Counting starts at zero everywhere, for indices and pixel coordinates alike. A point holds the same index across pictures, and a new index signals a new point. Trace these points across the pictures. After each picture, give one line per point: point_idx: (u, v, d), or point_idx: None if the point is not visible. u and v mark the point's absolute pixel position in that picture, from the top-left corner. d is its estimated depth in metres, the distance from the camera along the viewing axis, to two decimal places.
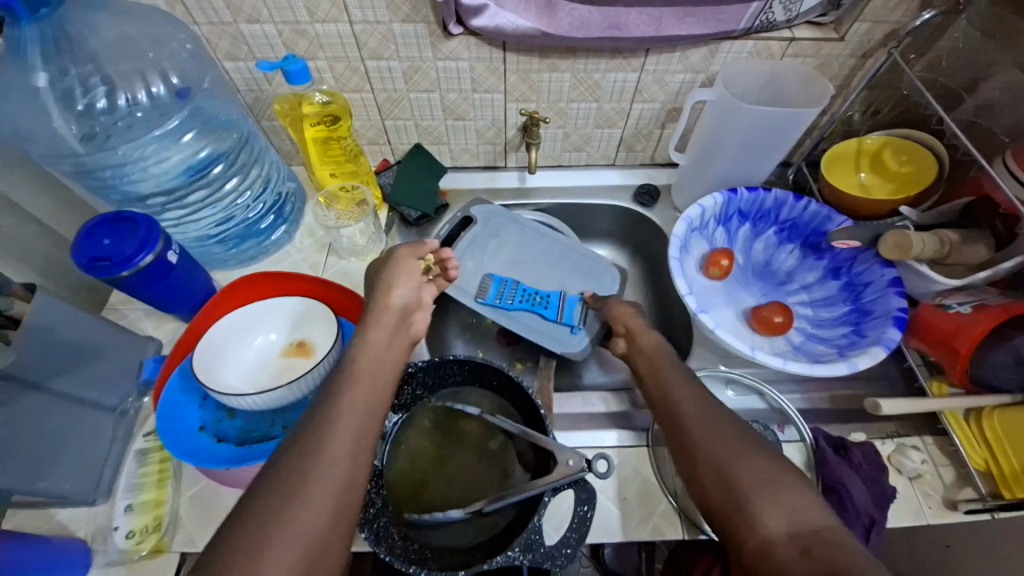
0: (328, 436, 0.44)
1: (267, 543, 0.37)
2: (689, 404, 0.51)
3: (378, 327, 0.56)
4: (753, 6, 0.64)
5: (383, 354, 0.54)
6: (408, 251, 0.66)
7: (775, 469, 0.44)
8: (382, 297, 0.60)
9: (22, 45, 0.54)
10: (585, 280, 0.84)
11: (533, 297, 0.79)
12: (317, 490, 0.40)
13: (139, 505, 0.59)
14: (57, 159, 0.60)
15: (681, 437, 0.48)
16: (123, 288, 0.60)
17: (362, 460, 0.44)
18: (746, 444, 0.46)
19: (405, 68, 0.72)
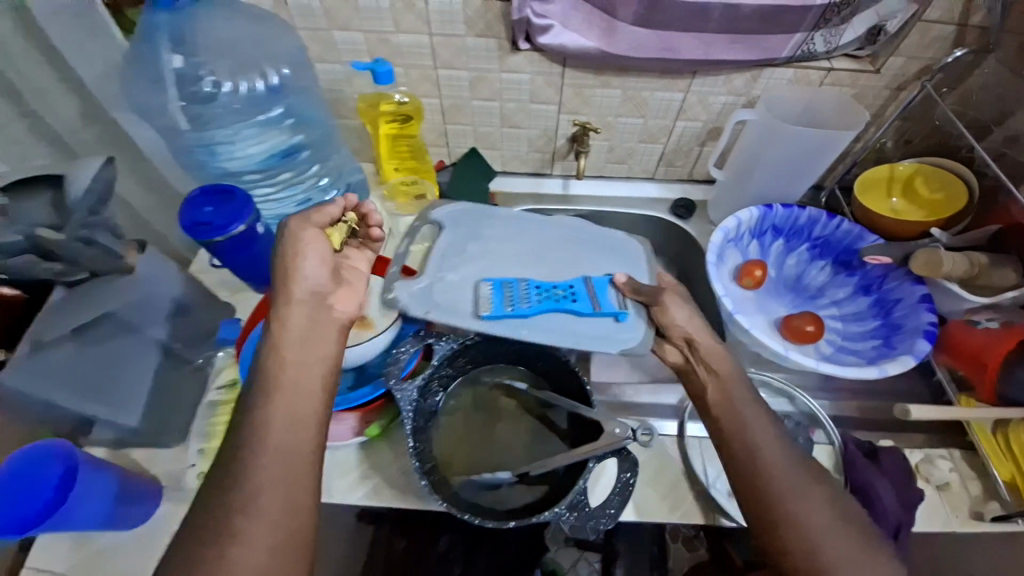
0: (257, 468, 0.44)
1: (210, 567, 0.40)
2: (769, 456, 0.50)
3: (289, 319, 0.53)
4: (797, 37, 0.71)
5: (298, 352, 0.52)
6: (298, 222, 0.57)
7: (857, 543, 0.46)
8: (285, 285, 0.54)
9: (155, 33, 0.64)
10: (610, 257, 0.73)
11: (553, 293, 0.65)
12: (249, 525, 0.42)
13: (208, 450, 0.65)
14: (175, 133, 0.71)
15: (760, 494, 0.49)
16: (213, 252, 0.68)
17: (299, 483, 0.45)
18: (829, 515, 0.47)
19: (472, 78, 0.80)
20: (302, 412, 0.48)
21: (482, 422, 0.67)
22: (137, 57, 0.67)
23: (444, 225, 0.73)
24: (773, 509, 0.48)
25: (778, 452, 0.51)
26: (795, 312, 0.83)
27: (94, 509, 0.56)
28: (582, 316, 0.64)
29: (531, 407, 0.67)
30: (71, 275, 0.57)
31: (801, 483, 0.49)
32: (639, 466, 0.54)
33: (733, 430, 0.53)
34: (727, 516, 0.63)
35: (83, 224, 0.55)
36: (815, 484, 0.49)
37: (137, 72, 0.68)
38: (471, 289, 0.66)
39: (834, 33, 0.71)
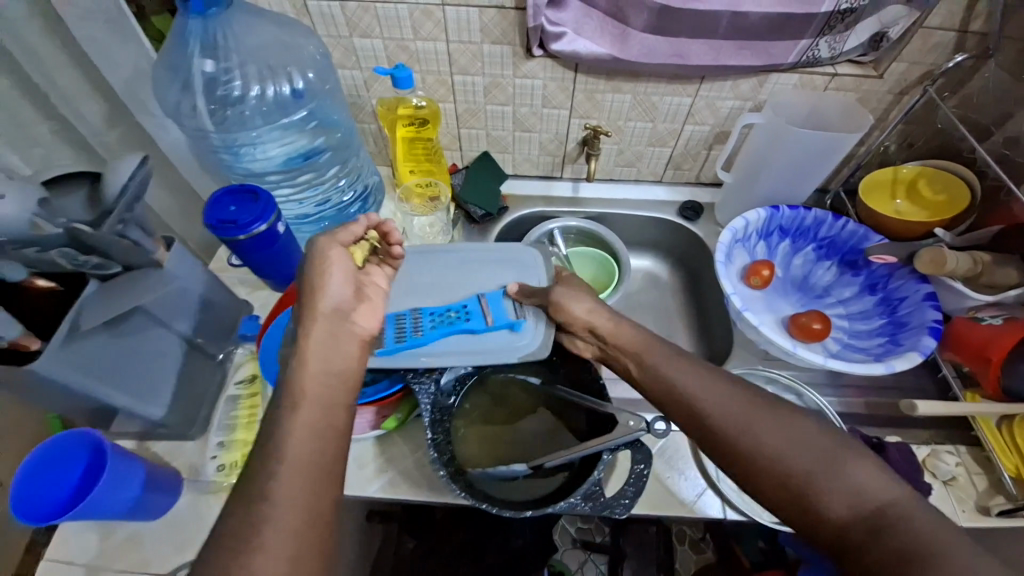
0: (278, 475, 0.43)
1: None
2: (710, 400, 0.51)
3: (313, 336, 0.53)
4: (802, 43, 0.73)
5: (322, 364, 0.52)
6: (326, 242, 0.57)
7: (828, 454, 0.46)
8: (310, 301, 0.55)
9: (187, 36, 0.66)
10: (501, 268, 0.74)
11: (447, 318, 0.67)
12: (271, 535, 0.41)
13: (229, 442, 0.67)
14: (203, 134, 0.73)
15: (713, 437, 0.50)
16: (235, 249, 0.70)
17: (320, 488, 0.44)
18: (776, 423, 0.48)
19: (487, 84, 0.82)
20: (321, 421, 0.48)
21: (498, 416, 0.68)
22: (167, 58, 0.68)
23: None
24: (739, 450, 0.48)
25: (720, 393, 0.51)
26: (802, 311, 0.85)
27: (127, 496, 0.58)
28: (479, 334, 0.67)
29: (546, 402, 0.69)
30: (103, 269, 0.57)
31: (756, 412, 0.49)
32: (652, 457, 0.54)
33: (665, 379, 0.55)
34: (732, 506, 0.64)
35: (120, 219, 0.54)
36: (768, 411, 0.49)
37: (166, 74, 0.69)
38: None
39: (838, 39, 0.73)
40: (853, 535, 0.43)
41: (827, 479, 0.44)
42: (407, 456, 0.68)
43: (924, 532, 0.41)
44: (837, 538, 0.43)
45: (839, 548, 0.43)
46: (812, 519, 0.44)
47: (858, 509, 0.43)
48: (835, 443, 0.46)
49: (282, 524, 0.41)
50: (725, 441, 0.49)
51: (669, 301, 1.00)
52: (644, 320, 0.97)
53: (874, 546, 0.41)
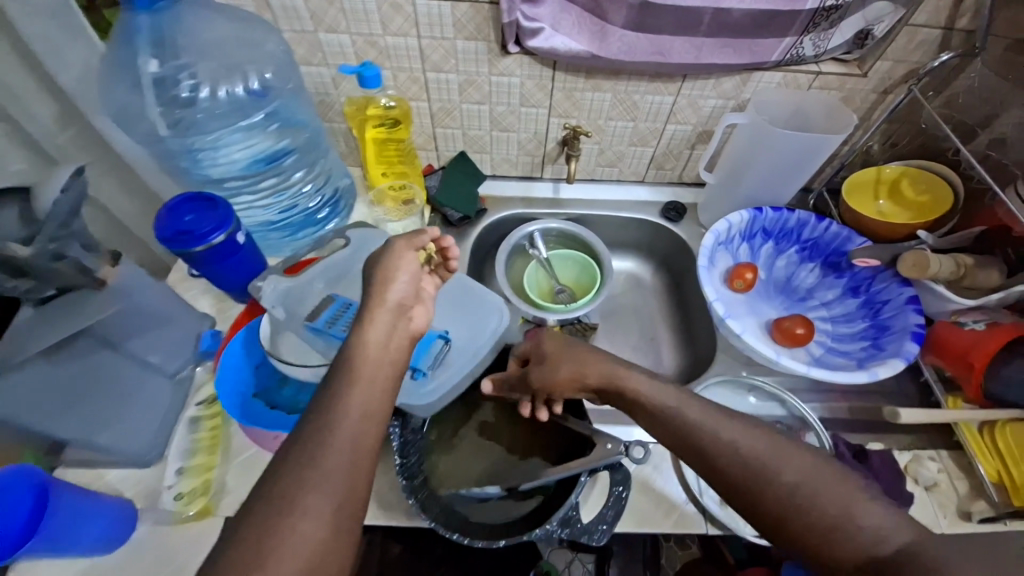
0: (326, 442, 0.42)
1: (273, 544, 0.37)
2: (714, 434, 0.47)
3: (373, 325, 0.51)
4: (786, 41, 0.71)
5: (382, 352, 0.50)
6: (402, 244, 0.57)
7: (843, 495, 0.42)
8: (377, 292, 0.53)
9: (136, 34, 0.61)
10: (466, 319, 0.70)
11: None
12: (313, 499, 0.39)
13: (189, 468, 0.63)
14: (155, 139, 0.68)
15: (714, 474, 0.47)
16: (193, 261, 0.66)
17: (362, 466, 0.42)
18: (781, 455, 0.45)
19: (462, 81, 0.78)
20: (371, 404, 0.45)
21: (472, 436, 0.66)
22: (113, 56, 0.63)
23: (347, 242, 0.74)
24: (749, 488, 0.44)
25: (724, 425, 0.48)
26: (786, 315, 0.83)
27: (89, 534, 0.56)
28: None
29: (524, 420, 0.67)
30: (35, 292, 0.51)
31: (763, 448, 0.46)
32: (631, 479, 0.54)
33: (661, 411, 0.51)
34: (714, 523, 0.62)
35: (53, 238, 0.49)
36: (776, 445, 0.46)
37: (113, 73, 0.64)
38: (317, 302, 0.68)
39: (823, 37, 0.71)
40: None
41: (841, 522, 0.41)
42: (381, 476, 0.65)
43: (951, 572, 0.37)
44: None
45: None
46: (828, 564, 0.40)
47: (879, 551, 0.39)
48: (842, 477, 0.43)
49: (329, 491, 0.40)
50: (733, 477, 0.45)
51: (651, 303, 0.98)
52: (627, 323, 0.95)
53: None
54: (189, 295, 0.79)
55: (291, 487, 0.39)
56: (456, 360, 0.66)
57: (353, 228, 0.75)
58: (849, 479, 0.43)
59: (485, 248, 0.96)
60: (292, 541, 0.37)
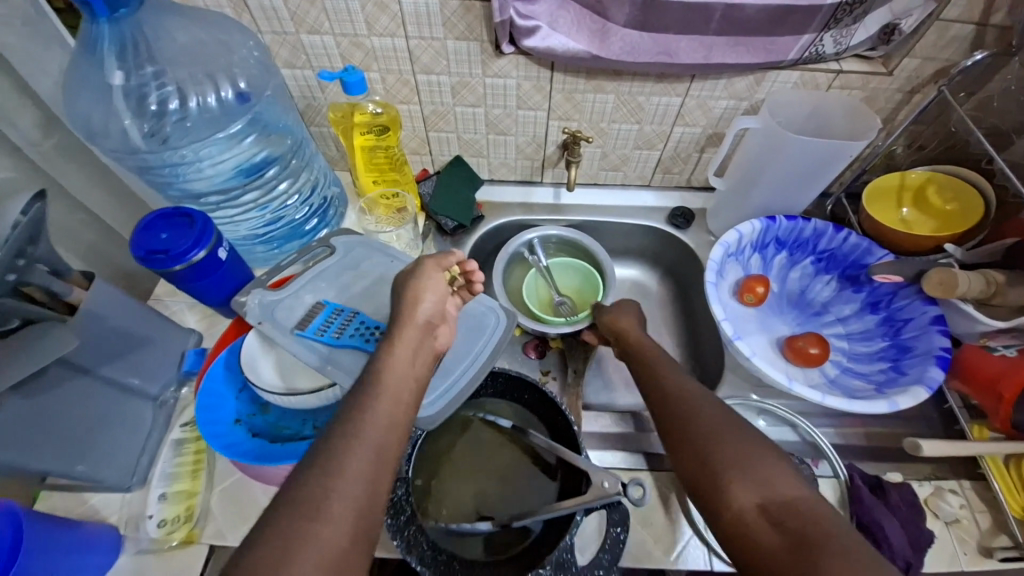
0: (350, 452, 0.44)
1: (298, 548, 0.38)
2: (680, 393, 0.55)
3: (402, 342, 0.53)
4: (805, 38, 0.65)
5: (408, 371, 0.52)
6: (432, 265, 0.61)
7: (761, 457, 0.46)
8: (407, 311, 0.56)
9: (98, 45, 0.57)
10: (463, 323, 0.66)
11: (368, 333, 0.61)
12: (339, 509, 0.41)
13: (172, 494, 0.62)
14: (121, 154, 0.64)
15: (663, 423, 0.54)
16: (172, 280, 0.62)
17: (383, 480, 0.44)
18: (721, 418, 0.51)
19: (454, 83, 0.74)
20: (396, 416, 0.48)
21: (464, 461, 0.63)
22: (72, 68, 0.60)
23: (334, 249, 0.71)
24: (686, 432, 0.51)
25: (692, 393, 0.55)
26: (799, 332, 0.78)
27: (81, 563, 0.54)
28: None
29: (519, 445, 0.63)
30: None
31: (721, 414, 0.51)
32: (629, 520, 0.51)
33: (648, 380, 0.60)
34: (719, 558, 0.59)
35: (11, 267, 0.48)
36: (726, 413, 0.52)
37: (74, 86, 0.60)
38: (306, 307, 0.65)
39: (845, 33, 0.65)
40: (755, 520, 0.43)
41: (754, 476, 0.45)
42: None
43: (832, 527, 0.40)
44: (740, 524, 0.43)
45: (744, 536, 0.43)
46: (721, 507, 0.45)
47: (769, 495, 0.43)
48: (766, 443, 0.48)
49: (349, 499, 0.41)
50: (673, 427, 0.52)
51: (656, 313, 0.93)
52: None
53: (772, 533, 0.41)
54: (175, 310, 0.77)
55: (318, 496, 0.41)
56: (455, 363, 0.62)
57: (339, 234, 0.72)
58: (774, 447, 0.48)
59: (483, 256, 0.92)
60: (313, 547, 0.38)
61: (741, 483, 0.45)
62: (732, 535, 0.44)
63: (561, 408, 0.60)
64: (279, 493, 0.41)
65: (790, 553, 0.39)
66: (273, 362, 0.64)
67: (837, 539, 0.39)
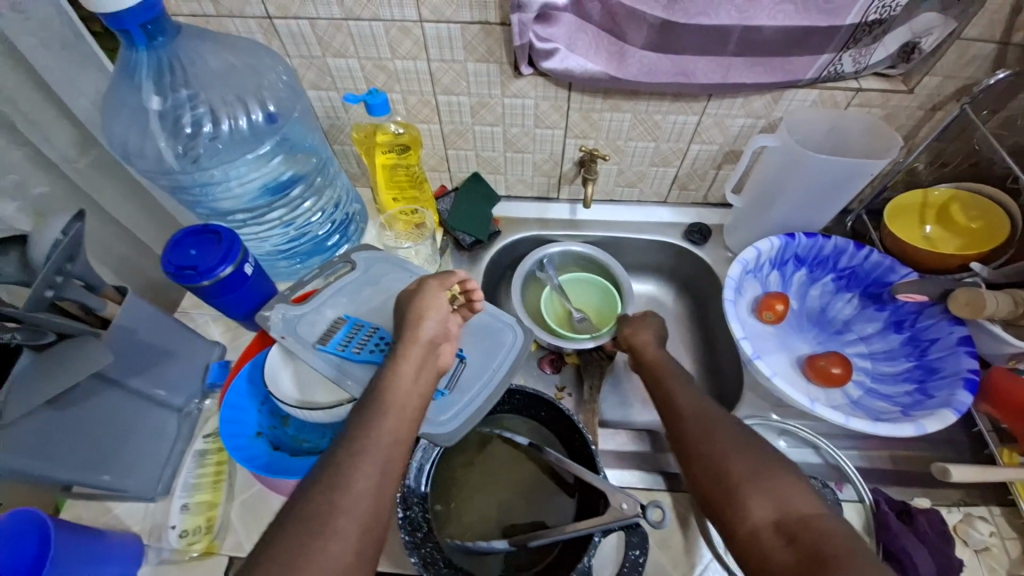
0: (356, 467, 0.45)
1: (306, 563, 0.40)
2: (692, 406, 0.55)
3: (406, 360, 0.55)
4: (823, 59, 0.65)
5: (411, 388, 0.53)
6: (435, 284, 0.61)
7: (776, 472, 0.47)
8: (411, 330, 0.57)
9: (137, 71, 0.60)
10: (477, 339, 0.66)
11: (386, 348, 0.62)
12: (345, 522, 0.42)
13: (194, 505, 0.63)
14: (156, 174, 0.67)
15: (674, 435, 0.54)
16: (199, 295, 0.64)
17: (387, 494, 0.46)
18: (734, 432, 0.51)
19: (473, 103, 0.75)
20: (401, 433, 0.49)
21: (479, 478, 0.63)
22: (113, 94, 0.63)
23: (355, 264, 0.72)
24: (698, 446, 0.51)
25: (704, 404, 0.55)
26: (820, 351, 0.77)
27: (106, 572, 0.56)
28: None
29: (534, 462, 0.63)
30: (32, 340, 0.50)
31: (737, 429, 0.51)
32: (648, 542, 0.50)
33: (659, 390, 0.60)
34: None
35: (51, 283, 0.50)
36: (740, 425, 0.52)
37: (113, 110, 0.64)
38: (328, 322, 0.66)
39: (864, 52, 0.65)
40: (768, 537, 0.43)
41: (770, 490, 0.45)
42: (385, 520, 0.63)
43: (846, 547, 0.41)
44: (752, 540, 0.44)
45: (756, 552, 0.44)
46: (732, 521, 0.45)
47: (783, 513, 0.44)
48: (780, 459, 0.48)
49: (355, 515, 0.43)
50: (684, 440, 0.53)
51: (673, 329, 0.92)
52: None
53: (786, 551, 0.42)
54: (200, 323, 0.79)
55: (324, 511, 0.42)
56: (471, 381, 0.62)
57: (360, 250, 0.74)
58: (788, 463, 0.48)
59: (499, 271, 0.93)
60: (319, 562, 0.40)
61: (755, 500, 0.45)
62: (744, 549, 0.44)
63: (578, 427, 0.60)
64: (288, 506, 0.43)
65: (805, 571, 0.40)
66: (295, 375, 0.65)
67: (851, 561, 0.39)
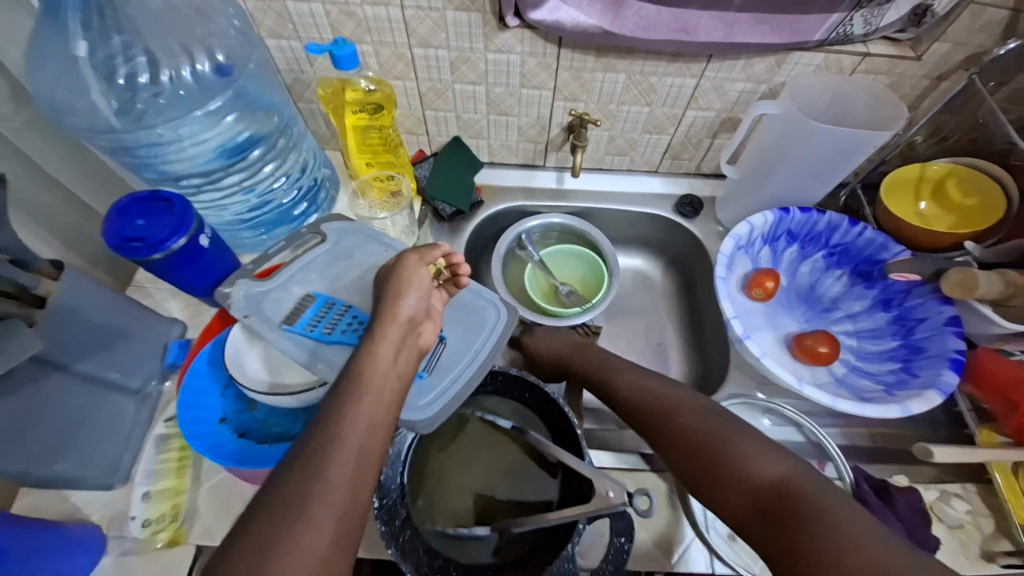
0: (331, 455, 0.42)
1: (276, 556, 0.37)
2: (646, 394, 0.62)
3: (384, 340, 0.50)
4: (833, 19, 0.61)
5: (390, 369, 0.49)
6: (414, 259, 0.56)
7: (722, 434, 0.54)
8: (390, 307, 0.52)
9: (62, 10, 0.55)
10: (459, 318, 0.62)
11: (359, 328, 0.57)
12: (321, 512, 0.39)
13: (157, 493, 0.59)
14: (92, 133, 0.59)
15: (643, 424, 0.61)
16: (151, 269, 0.58)
17: (361, 490, 0.43)
18: (681, 410, 0.58)
19: (454, 58, 0.68)
20: (378, 415, 0.46)
21: (458, 461, 0.61)
22: (33, 39, 0.55)
23: (325, 237, 0.67)
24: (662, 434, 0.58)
25: (642, 388, 0.63)
26: (808, 329, 0.76)
27: (67, 563, 0.53)
28: None
29: (516, 445, 0.61)
30: None
31: (676, 404, 0.59)
32: (633, 529, 0.49)
33: (600, 388, 0.67)
34: (720, 560, 0.58)
35: None
36: (681, 399, 0.60)
37: (35, 59, 0.55)
38: (295, 300, 0.61)
39: (876, 13, 0.61)
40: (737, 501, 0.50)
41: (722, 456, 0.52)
42: None
43: (799, 488, 0.47)
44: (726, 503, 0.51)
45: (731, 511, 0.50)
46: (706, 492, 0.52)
47: (737, 475, 0.50)
48: (721, 425, 0.55)
49: (332, 506, 0.40)
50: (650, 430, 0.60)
51: (660, 304, 0.90)
52: (633, 326, 0.88)
53: (748, 504, 0.49)
54: (158, 298, 0.74)
55: (297, 502, 0.39)
56: (452, 362, 0.59)
57: (330, 221, 0.68)
58: (729, 427, 0.54)
59: (482, 243, 0.88)
60: (295, 555, 0.37)
61: (715, 469, 0.52)
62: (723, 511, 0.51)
63: (565, 411, 0.58)
64: (257, 497, 0.40)
65: (771, 523, 0.47)
66: (261, 358, 0.61)
67: (802, 497, 0.46)
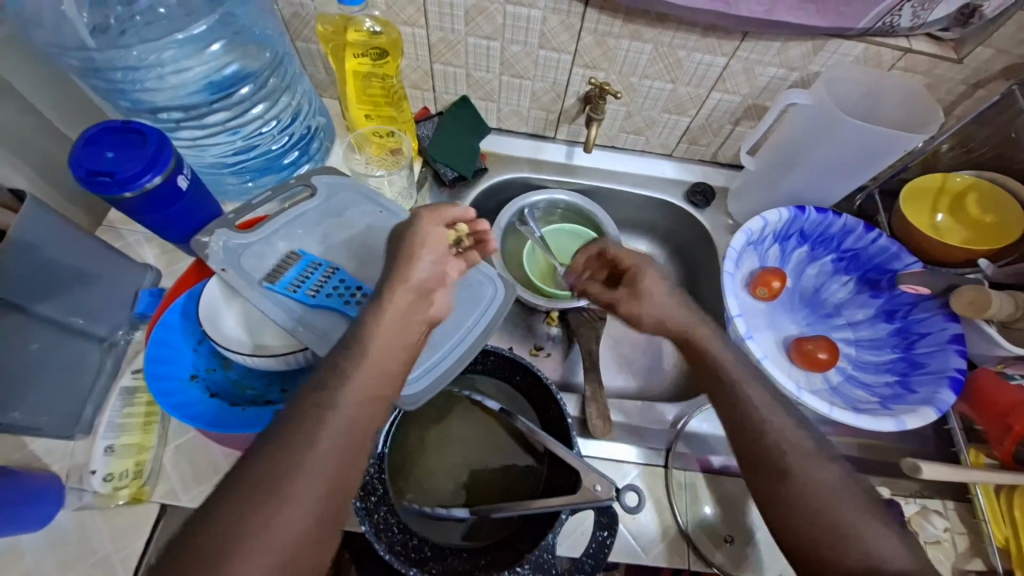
0: (311, 429, 0.39)
1: (243, 535, 0.34)
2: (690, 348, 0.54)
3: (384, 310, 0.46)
4: (882, 6, 0.56)
5: (388, 342, 0.45)
6: (428, 218, 0.53)
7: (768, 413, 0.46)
8: (401, 270, 0.49)
9: None
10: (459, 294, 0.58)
11: (349, 293, 0.54)
12: (296, 491, 0.36)
13: (120, 448, 0.56)
14: (58, 50, 0.52)
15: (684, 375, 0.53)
16: (121, 209, 0.53)
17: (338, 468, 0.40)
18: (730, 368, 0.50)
19: (469, 7, 0.62)
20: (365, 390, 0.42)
21: (439, 439, 0.59)
22: None
23: (315, 190, 0.61)
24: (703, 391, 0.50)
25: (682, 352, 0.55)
26: (808, 333, 0.74)
27: (22, 513, 0.50)
28: None
29: (501, 427, 0.59)
30: None
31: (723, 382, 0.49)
32: (617, 524, 0.48)
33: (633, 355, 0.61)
34: (697, 555, 0.57)
35: None
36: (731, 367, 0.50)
37: None
38: (277, 255, 0.57)
39: (926, 6, 0.57)
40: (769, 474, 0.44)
41: (766, 449, 0.43)
42: None
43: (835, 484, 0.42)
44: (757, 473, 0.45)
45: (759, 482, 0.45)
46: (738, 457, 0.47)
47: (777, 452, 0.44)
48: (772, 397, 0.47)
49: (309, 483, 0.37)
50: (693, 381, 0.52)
51: None
52: None
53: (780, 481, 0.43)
54: (130, 241, 0.69)
55: (270, 478, 0.36)
56: (444, 338, 0.55)
57: (322, 173, 0.63)
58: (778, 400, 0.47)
59: (481, 214, 0.83)
60: (266, 534, 0.34)
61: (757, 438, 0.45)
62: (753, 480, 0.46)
63: (556, 398, 0.55)
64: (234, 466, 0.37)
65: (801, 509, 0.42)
66: (236, 315, 0.57)
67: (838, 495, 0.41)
